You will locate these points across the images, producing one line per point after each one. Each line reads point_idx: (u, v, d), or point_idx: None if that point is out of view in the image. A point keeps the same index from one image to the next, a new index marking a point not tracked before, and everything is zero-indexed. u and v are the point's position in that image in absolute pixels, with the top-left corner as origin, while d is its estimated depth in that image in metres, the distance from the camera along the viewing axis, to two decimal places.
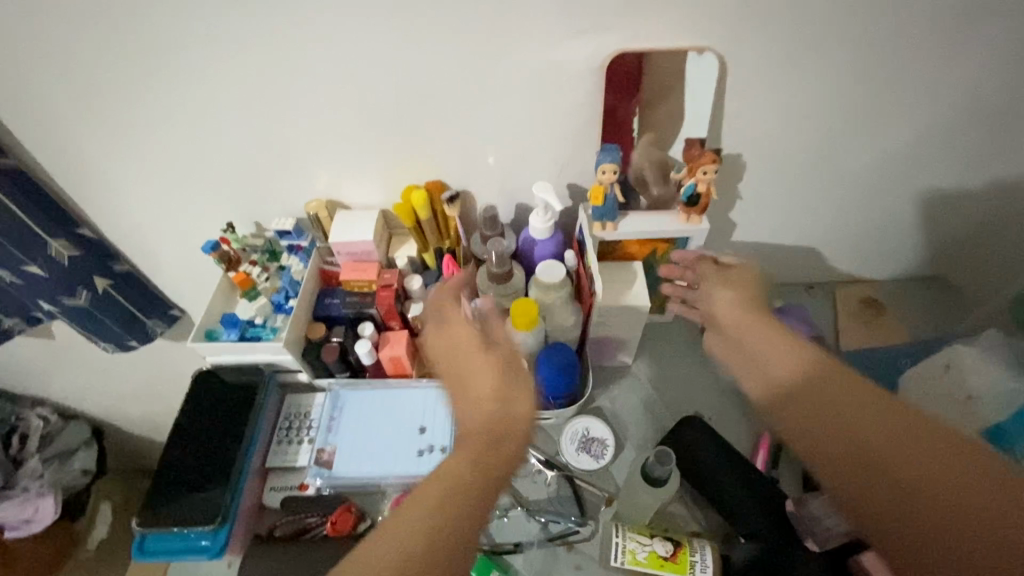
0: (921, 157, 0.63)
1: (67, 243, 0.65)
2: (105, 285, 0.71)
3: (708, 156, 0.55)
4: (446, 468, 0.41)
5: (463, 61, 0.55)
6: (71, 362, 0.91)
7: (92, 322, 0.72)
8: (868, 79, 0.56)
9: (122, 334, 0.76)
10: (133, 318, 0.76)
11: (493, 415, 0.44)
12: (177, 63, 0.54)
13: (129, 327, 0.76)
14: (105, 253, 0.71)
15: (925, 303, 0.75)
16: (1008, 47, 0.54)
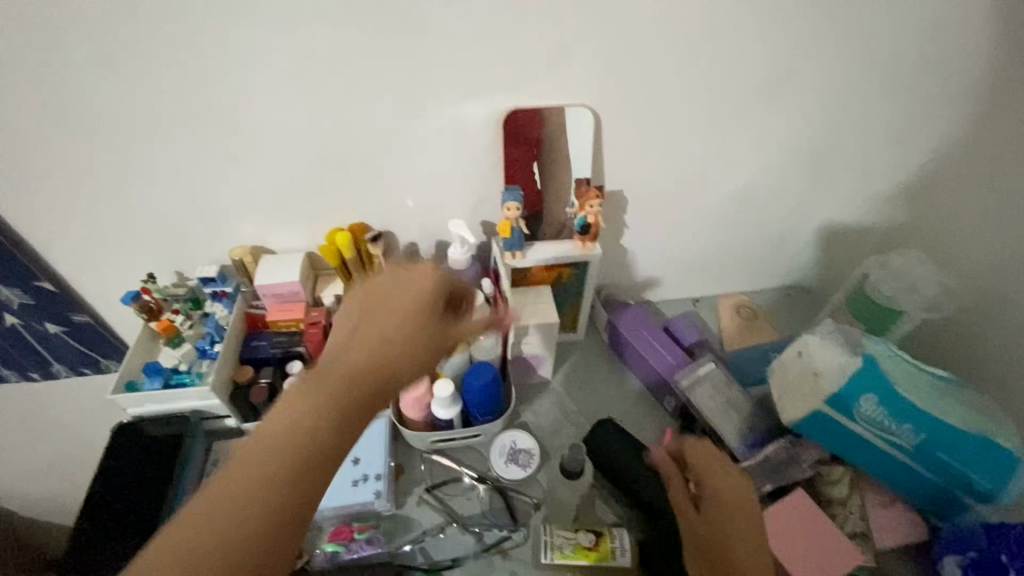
0: (765, 191, 0.76)
1: (20, 292, 0.67)
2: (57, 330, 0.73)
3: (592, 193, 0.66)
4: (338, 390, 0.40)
5: (376, 119, 0.62)
6: None
7: (40, 358, 0.76)
8: (711, 129, 0.68)
9: (78, 362, 0.79)
10: (87, 355, 0.78)
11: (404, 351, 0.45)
12: (98, 123, 0.58)
13: (83, 359, 0.78)
14: (64, 303, 0.71)
15: (793, 309, 0.89)
16: (813, 106, 0.68)
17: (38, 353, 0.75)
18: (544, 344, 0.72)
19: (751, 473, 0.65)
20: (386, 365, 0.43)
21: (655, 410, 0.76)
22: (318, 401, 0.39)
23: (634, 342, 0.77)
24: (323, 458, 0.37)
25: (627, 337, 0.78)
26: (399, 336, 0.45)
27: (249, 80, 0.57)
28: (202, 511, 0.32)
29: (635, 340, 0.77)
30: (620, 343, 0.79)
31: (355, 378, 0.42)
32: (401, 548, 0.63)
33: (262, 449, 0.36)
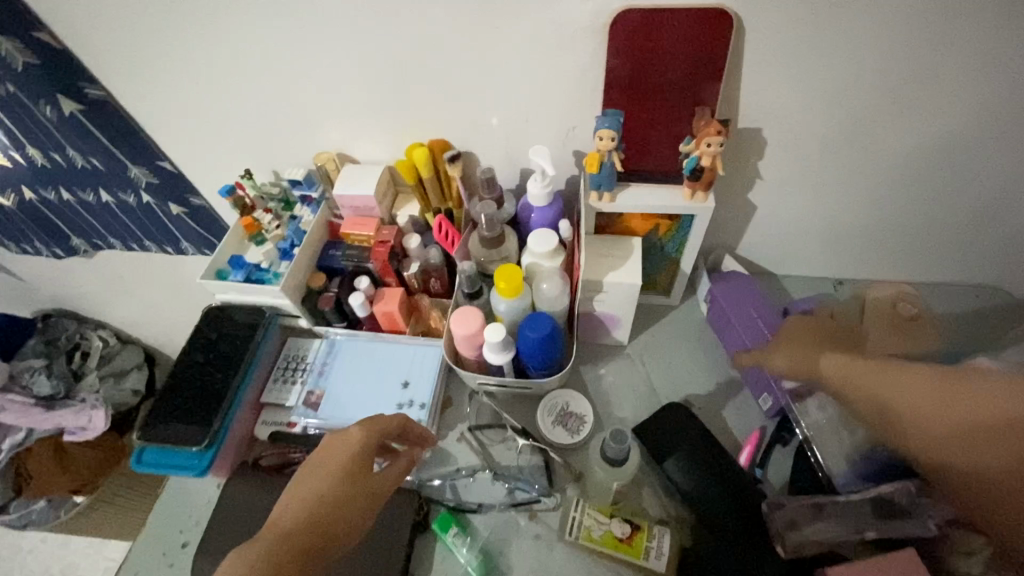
0: (974, 143, 0.55)
1: (146, 171, 0.76)
2: (178, 211, 0.82)
3: (713, 125, 0.51)
4: (308, 489, 0.46)
5: (464, 17, 0.54)
6: (129, 288, 1.04)
7: (171, 234, 0.86)
8: (912, 47, 0.49)
9: (199, 246, 0.88)
10: (204, 239, 0.87)
11: (350, 484, 0.47)
12: (196, 9, 0.57)
13: (202, 244, 0.88)
14: (183, 187, 0.79)
15: (969, 311, 0.68)
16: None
17: (170, 231, 0.85)
18: (622, 305, 0.63)
19: (849, 509, 0.53)
20: (344, 463, 0.48)
21: (745, 405, 0.64)
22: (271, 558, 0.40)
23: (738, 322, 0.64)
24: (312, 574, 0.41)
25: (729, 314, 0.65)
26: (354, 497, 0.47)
27: None
28: None
29: (738, 319, 0.64)
30: (721, 320, 0.67)
31: (306, 525, 0.44)
32: (430, 481, 0.62)
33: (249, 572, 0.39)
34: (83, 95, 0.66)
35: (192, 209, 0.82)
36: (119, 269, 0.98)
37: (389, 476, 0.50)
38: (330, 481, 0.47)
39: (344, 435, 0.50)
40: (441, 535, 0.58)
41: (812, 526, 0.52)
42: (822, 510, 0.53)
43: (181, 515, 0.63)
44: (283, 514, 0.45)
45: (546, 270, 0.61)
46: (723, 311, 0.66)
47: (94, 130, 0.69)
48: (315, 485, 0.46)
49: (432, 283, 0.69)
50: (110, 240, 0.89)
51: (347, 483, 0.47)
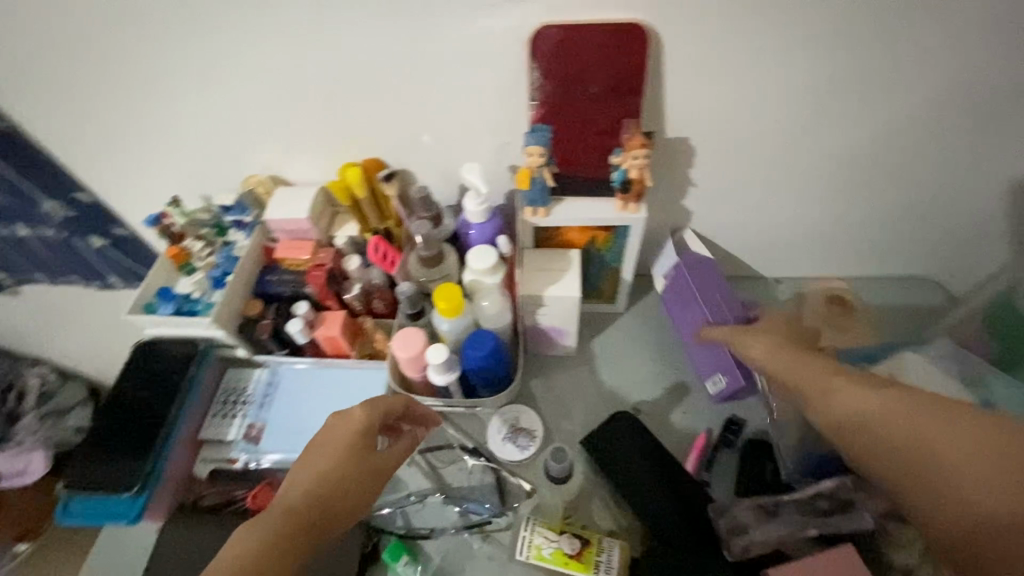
0: (889, 142, 0.58)
1: (62, 204, 0.72)
2: (101, 244, 0.78)
3: (637, 139, 0.52)
4: (312, 466, 0.46)
5: (382, 34, 0.53)
6: (60, 326, 0.98)
7: (95, 268, 0.82)
8: (822, 53, 0.51)
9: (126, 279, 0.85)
10: (133, 271, 0.83)
11: (357, 462, 0.47)
12: (101, 33, 0.54)
13: (130, 276, 0.84)
14: (104, 218, 0.75)
15: (901, 305, 0.70)
16: (982, 16, 0.48)
17: (93, 265, 0.81)
18: (564, 318, 0.62)
19: (793, 509, 0.54)
20: (349, 441, 0.48)
21: (691, 411, 0.64)
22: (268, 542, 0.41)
23: (696, 299, 0.64)
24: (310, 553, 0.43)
25: (687, 289, 0.65)
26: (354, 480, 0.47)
27: None
28: None
29: (701, 294, 0.63)
30: (676, 293, 0.67)
31: (307, 507, 0.44)
32: (378, 510, 0.60)
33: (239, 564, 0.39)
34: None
35: (117, 240, 0.78)
36: (47, 305, 0.92)
37: (393, 454, 0.50)
38: (336, 456, 0.47)
39: (344, 415, 0.49)
40: (391, 565, 0.56)
41: (758, 528, 0.53)
42: (766, 511, 0.54)
43: (117, 564, 0.61)
44: (284, 496, 0.45)
45: (489, 287, 0.60)
46: (680, 285, 0.66)
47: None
48: (319, 464, 0.46)
49: (375, 304, 0.67)
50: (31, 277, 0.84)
51: (353, 462, 0.47)
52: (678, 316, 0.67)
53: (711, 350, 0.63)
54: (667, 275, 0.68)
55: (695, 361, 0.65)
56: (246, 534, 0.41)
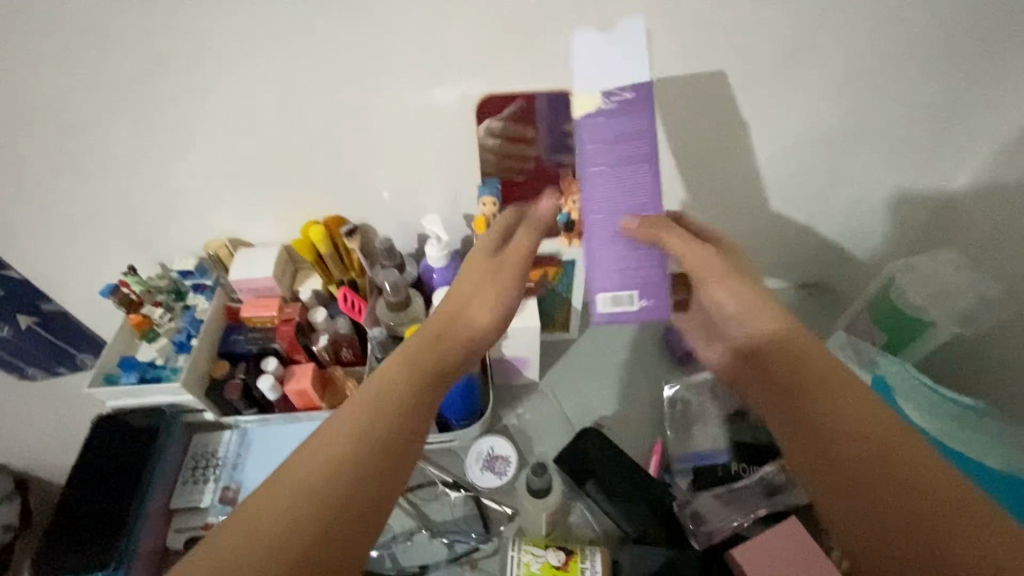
0: (781, 177, 0.68)
1: None
2: (29, 323, 0.74)
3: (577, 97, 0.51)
4: (441, 317, 0.53)
5: (338, 105, 0.58)
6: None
7: (20, 351, 0.77)
8: (718, 109, 0.61)
9: (52, 360, 0.81)
10: (62, 350, 0.80)
11: (481, 294, 0.53)
12: (52, 115, 0.56)
13: (59, 356, 0.81)
14: (37, 295, 0.73)
15: (810, 309, 0.81)
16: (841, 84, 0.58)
17: (18, 347, 0.77)
18: (526, 347, 0.68)
19: (742, 495, 0.62)
20: (478, 270, 0.54)
21: (646, 420, 0.71)
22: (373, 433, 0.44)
23: (649, 160, 0.49)
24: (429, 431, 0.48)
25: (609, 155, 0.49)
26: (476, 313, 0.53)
27: (200, 65, 0.53)
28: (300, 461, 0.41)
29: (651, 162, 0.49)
30: (604, 147, 0.48)
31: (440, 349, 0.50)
32: (368, 554, 0.61)
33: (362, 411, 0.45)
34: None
35: (48, 317, 0.76)
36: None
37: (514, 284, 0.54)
38: (469, 291, 0.53)
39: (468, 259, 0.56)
40: None
41: (715, 515, 0.60)
42: (721, 499, 0.61)
43: None
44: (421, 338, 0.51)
45: None
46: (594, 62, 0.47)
47: None
48: (453, 312, 0.53)
49: (344, 352, 0.70)
50: None
51: (485, 293, 0.53)
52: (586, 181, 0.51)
53: (642, 254, 0.51)
54: (619, 94, 0.47)
55: (588, 243, 0.51)
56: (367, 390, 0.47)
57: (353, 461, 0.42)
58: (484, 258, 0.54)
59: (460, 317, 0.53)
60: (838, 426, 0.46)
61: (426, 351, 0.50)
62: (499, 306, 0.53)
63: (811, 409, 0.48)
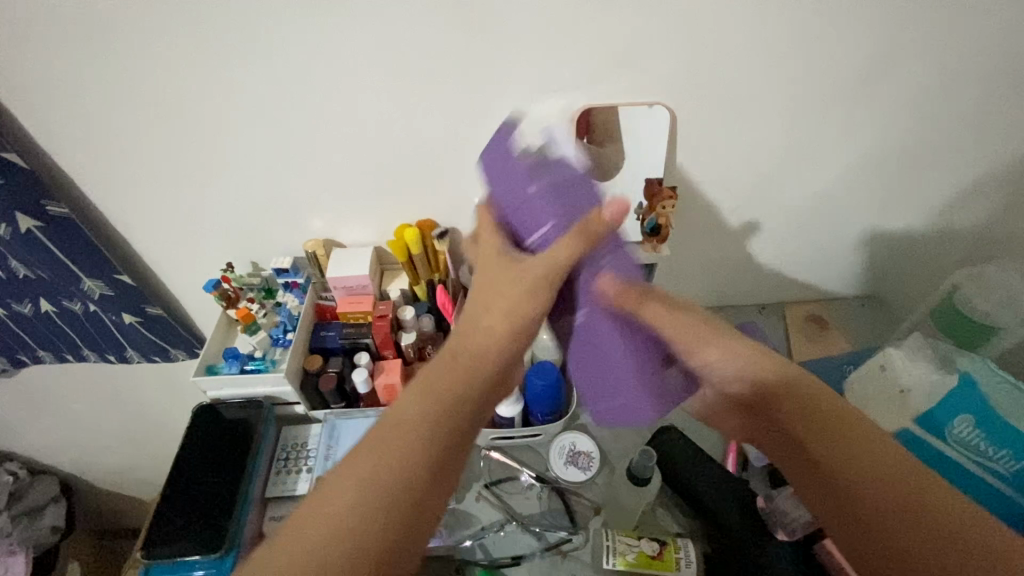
0: (849, 191, 0.72)
1: (102, 283, 0.69)
2: (131, 321, 0.75)
3: (612, 206, 0.40)
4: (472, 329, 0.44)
5: (450, 115, 0.62)
6: (62, 402, 0.95)
7: (121, 342, 0.79)
8: (794, 126, 0.65)
9: (151, 352, 0.81)
10: (160, 347, 0.80)
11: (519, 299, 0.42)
12: (187, 114, 0.60)
13: (156, 352, 0.81)
14: (141, 297, 0.73)
15: (865, 320, 0.85)
16: (911, 104, 0.63)
17: (121, 339, 0.78)
18: None
19: None
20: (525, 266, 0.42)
21: None
22: (355, 495, 0.35)
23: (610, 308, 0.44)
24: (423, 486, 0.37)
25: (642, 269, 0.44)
26: (489, 320, 0.44)
27: (328, 78, 0.58)
28: (348, 489, 0.35)
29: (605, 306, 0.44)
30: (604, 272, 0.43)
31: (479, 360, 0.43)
32: (462, 543, 0.63)
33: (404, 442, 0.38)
34: (47, 210, 0.61)
35: (149, 319, 0.75)
36: (55, 377, 0.91)
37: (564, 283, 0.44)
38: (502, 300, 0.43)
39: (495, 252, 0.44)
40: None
41: None
42: None
43: None
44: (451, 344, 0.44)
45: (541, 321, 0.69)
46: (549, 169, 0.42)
47: (49, 244, 0.63)
48: (465, 344, 0.44)
49: (428, 350, 0.72)
50: (41, 352, 0.82)
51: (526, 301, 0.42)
52: (617, 298, 0.42)
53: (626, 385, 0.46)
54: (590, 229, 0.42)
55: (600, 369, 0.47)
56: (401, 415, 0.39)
57: (412, 492, 0.36)
58: (476, 273, 0.46)
59: (472, 342, 0.44)
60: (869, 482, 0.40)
61: (425, 384, 0.42)
62: (515, 317, 0.43)
63: (825, 461, 0.42)
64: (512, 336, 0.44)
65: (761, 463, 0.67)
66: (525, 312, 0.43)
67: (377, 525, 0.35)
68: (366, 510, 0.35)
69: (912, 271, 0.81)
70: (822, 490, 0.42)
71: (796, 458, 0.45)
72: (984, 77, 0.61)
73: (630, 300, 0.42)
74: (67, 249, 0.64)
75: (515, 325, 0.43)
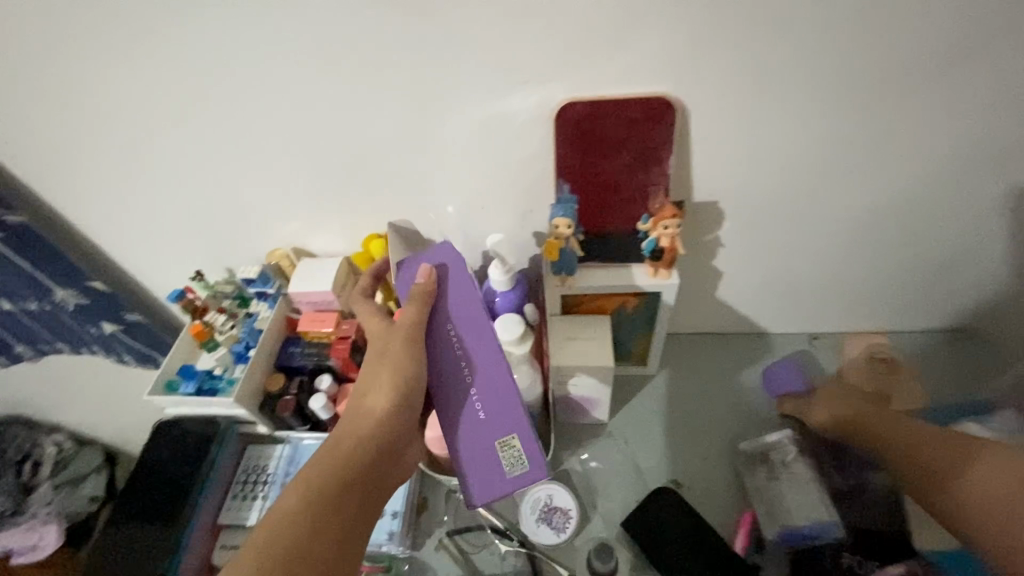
0: (930, 198, 0.55)
1: (75, 293, 0.70)
2: (113, 329, 0.76)
3: (428, 275, 0.50)
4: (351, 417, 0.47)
5: (405, 114, 0.52)
6: (88, 385, 1.00)
7: (108, 345, 0.81)
8: (850, 117, 0.49)
9: (139, 358, 0.83)
10: (147, 354, 0.83)
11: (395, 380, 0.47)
12: (125, 120, 0.55)
13: (144, 358, 0.83)
14: (117, 305, 0.74)
15: (949, 362, 0.68)
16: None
17: (107, 342, 0.80)
18: (595, 388, 0.60)
19: None
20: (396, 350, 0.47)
21: (739, 483, 0.61)
22: None
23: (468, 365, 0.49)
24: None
25: (490, 337, 0.49)
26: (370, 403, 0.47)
27: (262, 76, 0.50)
28: None
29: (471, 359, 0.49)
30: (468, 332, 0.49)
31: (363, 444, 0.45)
32: None
33: (284, 536, 0.39)
34: (6, 221, 0.61)
35: (130, 325, 0.77)
36: (78, 362, 0.95)
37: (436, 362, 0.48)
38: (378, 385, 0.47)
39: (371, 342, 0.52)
40: None
41: None
42: None
43: None
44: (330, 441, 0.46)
45: (517, 357, 0.57)
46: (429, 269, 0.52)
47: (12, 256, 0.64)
48: (342, 434, 0.46)
49: None
50: (56, 343, 0.88)
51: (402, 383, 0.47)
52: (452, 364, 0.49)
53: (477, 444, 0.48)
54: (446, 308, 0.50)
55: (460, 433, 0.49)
56: (283, 511, 0.40)
57: None
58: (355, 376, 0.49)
59: (349, 427, 0.46)
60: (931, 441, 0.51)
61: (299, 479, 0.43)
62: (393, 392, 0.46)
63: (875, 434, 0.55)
64: (392, 411, 0.46)
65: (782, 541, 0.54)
66: (401, 390, 0.46)
67: None
68: None
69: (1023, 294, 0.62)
70: (899, 451, 0.52)
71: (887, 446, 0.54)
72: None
73: (466, 374, 0.48)
74: (31, 260, 0.65)
75: (395, 405, 0.46)
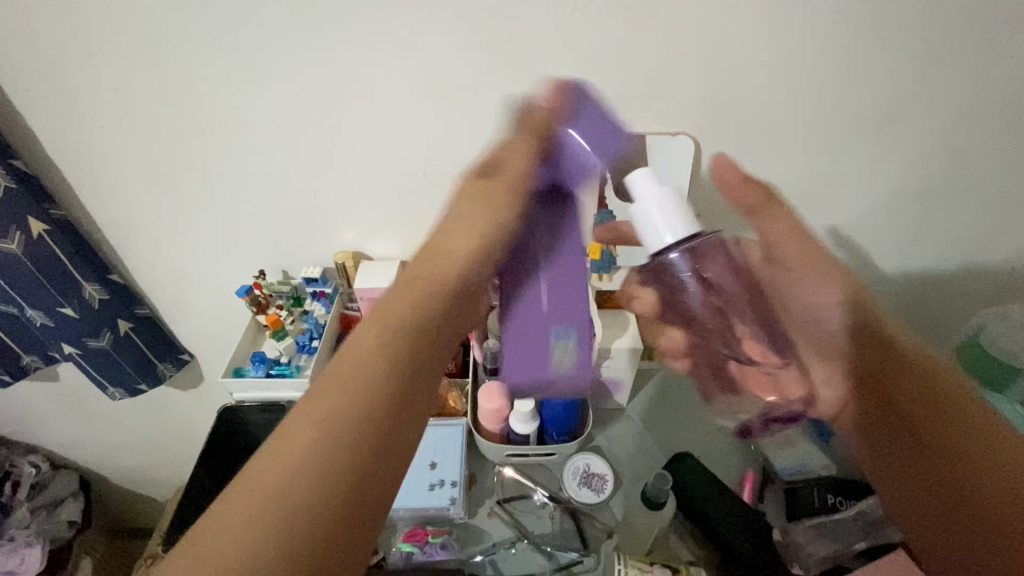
0: (872, 225, 0.73)
1: (99, 288, 0.74)
2: (127, 328, 0.79)
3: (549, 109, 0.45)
4: (425, 263, 0.42)
5: (476, 137, 0.65)
6: (88, 403, 0.98)
7: (111, 363, 0.79)
8: (813, 158, 0.67)
9: (138, 374, 0.84)
10: (149, 360, 0.84)
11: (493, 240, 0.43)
12: (227, 129, 0.64)
13: (144, 369, 0.84)
14: (131, 299, 0.80)
15: None
16: (943, 138, 0.64)
17: (110, 359, 0.79)
18: (624, 371, 0.72)
19: (841, 527, 0.62)
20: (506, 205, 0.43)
21: (743, 446, 0.74)
22: (289, 458, 0.31)
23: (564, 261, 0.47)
24: (361, 484, 0.32)
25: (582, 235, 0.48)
26: (454, 252, 0.42)
27: (363, 98, 0.61)
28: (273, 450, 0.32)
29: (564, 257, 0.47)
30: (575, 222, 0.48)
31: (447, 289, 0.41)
32: (472, 558, 0.64)
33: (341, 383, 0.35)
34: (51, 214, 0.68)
35: (140, 322, 0.81)
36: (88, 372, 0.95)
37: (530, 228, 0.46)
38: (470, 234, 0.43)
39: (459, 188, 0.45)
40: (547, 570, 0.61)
41: (815, 545, 0.61)
42: (821, 530, 0.62)
43: None
44: (398, 288, 0.40)
45: None
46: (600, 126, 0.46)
47: (58, 251, 0.68)
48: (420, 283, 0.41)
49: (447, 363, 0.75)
50: (29, 358, 0.84)
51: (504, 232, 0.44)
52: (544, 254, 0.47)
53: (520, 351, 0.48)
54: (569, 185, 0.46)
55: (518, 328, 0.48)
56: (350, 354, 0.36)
57: (343, 443, 0.32)
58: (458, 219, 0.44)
59: (433, 265, 0.42)
60: (987, 479, 0.39)
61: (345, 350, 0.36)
62: (482, 243, 0.43)
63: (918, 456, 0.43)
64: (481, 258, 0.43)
65: (785, 479, 0.68)
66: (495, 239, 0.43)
67: (316, 479, 0.31)
68: (291, 475, 0.31)
69: (941, 304, 0.80)
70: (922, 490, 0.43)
71: (912, 477, 0.43)
72: (1012, 107, 0.61)
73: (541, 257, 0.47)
74: (72, 252, 0.70)
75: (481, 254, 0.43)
